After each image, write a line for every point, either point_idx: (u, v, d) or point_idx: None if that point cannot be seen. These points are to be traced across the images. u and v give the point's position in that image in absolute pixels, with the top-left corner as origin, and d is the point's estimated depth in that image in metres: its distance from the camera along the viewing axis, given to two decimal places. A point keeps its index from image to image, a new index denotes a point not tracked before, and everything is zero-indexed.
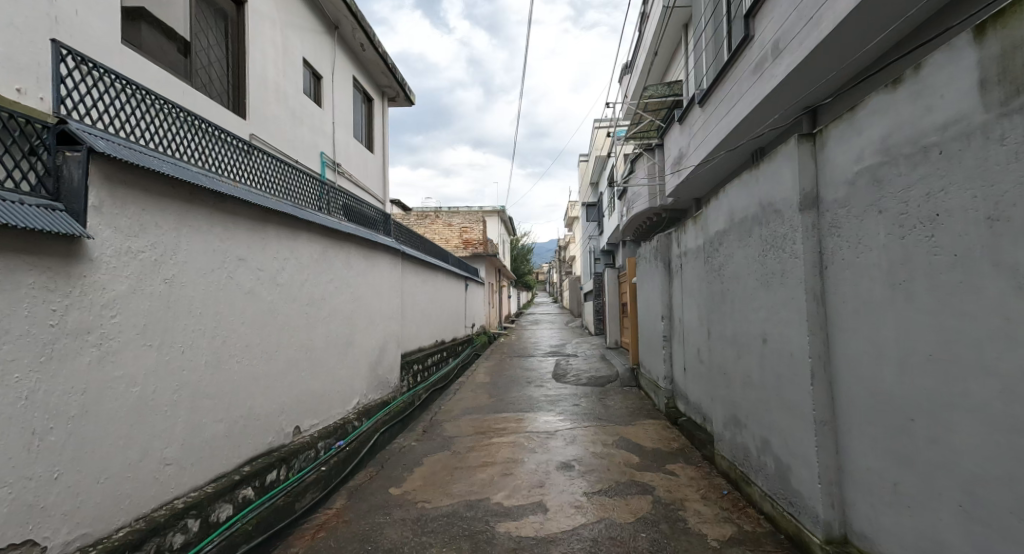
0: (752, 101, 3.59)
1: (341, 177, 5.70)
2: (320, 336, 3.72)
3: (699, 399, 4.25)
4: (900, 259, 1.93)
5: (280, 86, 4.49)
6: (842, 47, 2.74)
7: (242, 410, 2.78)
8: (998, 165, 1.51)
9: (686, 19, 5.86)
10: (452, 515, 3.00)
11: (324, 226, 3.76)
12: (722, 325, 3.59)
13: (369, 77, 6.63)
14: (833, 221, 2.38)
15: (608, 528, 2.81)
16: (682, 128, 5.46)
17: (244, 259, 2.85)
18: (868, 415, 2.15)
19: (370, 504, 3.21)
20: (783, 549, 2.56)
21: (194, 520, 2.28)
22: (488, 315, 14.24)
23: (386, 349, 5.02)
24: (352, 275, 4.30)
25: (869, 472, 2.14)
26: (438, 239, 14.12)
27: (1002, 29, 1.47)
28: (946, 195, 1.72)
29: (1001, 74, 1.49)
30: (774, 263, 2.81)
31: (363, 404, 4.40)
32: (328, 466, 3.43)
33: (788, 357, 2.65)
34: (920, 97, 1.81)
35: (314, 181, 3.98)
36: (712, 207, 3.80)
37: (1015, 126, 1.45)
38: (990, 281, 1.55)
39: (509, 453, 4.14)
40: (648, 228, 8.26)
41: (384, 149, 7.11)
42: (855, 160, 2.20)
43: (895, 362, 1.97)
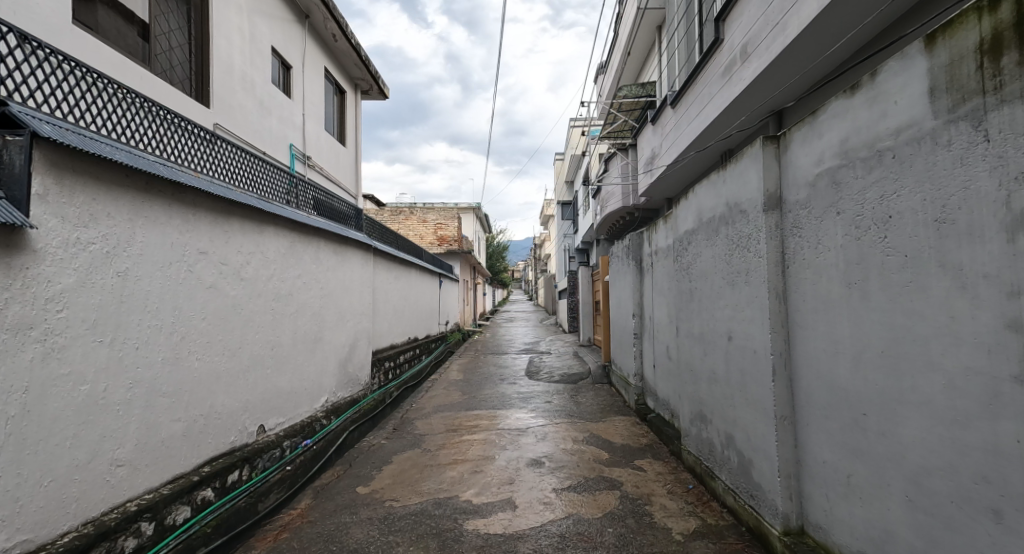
0: (721, 102, 3.65)
1: (311, 168, 5.57)
2: (287, 331, 3.63)
3: (667, 395, 4.31)
4: (856, 259, 2.00)
5: (246, 75, 4.35)
6: (806, 51, 2.81)
7: (201, 409, 2.68)
8: (944, 171, 1.59)
9: (658, 21, 5.92)
10: (420, 514, 2.97)
11: (292, 219, 3.67)
12: (690, 323, 3.65)
13: (341, 69, 6.47)
14: (795, 222, 2.44)
15: (576, 523, 2.83)
16: (653, 128, 5.55)
17: (205, 252, 2.75)
18: (825, 410, 2.22)
19: (336, 504, 3.15)
20: (744, 540, 2.63)
21: (149, 523, 2.20)
22: (461, 313, 14.21)
23: (356, 345, 4.93)
24: (321, 270, 4.20)
25: (825, 465, 2.21)
26: (411, 235, 13.99)
27: (951, 39, 1.54)
28: (898, 199, 1.78)
29: (948, 82, 1.56)
30: (739, 263, 2.87)
31: (332, 402, 4.31)
32: (293, 465, 3.34)
33: (752, 353, 2.71)
34: (875, 102, 1.87)
35: (282, 174, 3.87)
36: (681, 207, 3.85)
37: (961, 132, 1.53)
38: (935, 281, 1.62)
39: (480, 449, 4.14)
40: (619, 227, 8.53)
41: (356, 143, 6.97)
42: (815, 163, 2.27)
43: (850, 359, 2.04)
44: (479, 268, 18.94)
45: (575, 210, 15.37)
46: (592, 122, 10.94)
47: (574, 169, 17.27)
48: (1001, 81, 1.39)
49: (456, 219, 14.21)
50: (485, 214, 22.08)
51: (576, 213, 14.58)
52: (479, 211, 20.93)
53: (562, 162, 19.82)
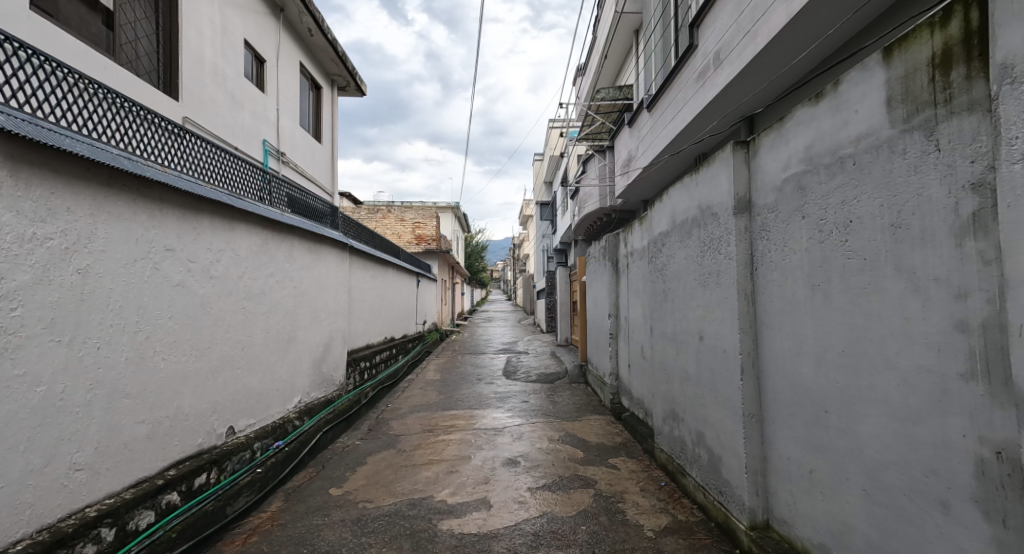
0: (695, 107, 3.72)
1: (285, 165, 5.44)
2: (259, 330, 3.55)
3: (642, 394, 4.38)
4: (820, 261, 2.07)
5: (218, 68, 4.24)
6: (775, 60, 2.90)
7: (167, 410, 2.60)
8: (899, 178, 1.66)
9: (635, 26, 6.01)
10: (394, 515, 2.95)
11: (265, 216, 3.59)
12: (664, 323, 3.71)
13: (317, 64, 6.36)
14: (763, 225, 2.52)
15: (550, 521, 2.86)
16: (630, 131, 5.62)
17: (173, 249, 2.67)
18: (789, 408, 2.29)
19: (308, 506, 3.11)
20: (713, 536, 2.70)
21: (110, 528, 2.13)
22: (439, 313, 14.13)
23: (331, 345, 4.85)
24: (296, 269, 4.12)
25: (789, 460, 2.29)
26: (388, 233, 13.84)
27: (905, 53, 1.62)
28: (858, 204, 1.85)
29: (904, 93, 1.64)
30: (711, 264, 2.94)
31: (305, 403, 4.23)
32: (264, 467, 3.28)
33: (721, 352, 2.78)
34: (838, 111, 1.94)
35: (255, 170, 3.79)
36: (656, 209, 3.92)
37: (915, 141, 1.60)
38: (891, 283, 1.69)
39: (456, 450, 4.12)
40: (595, 228, 8.56)
41: (332, 140, 6.87)
42: (782, 168, 2.34)
43: (814, 358, 2.11)
44: (457, 268, 18.85)
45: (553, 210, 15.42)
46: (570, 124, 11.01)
47: (552, 169, 17.38)
48: (951, 93, 1.47)
49: (434, 218, 14.14)
50: (462, 214, 21.99)
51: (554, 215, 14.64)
52: (457, 211, 20.87)
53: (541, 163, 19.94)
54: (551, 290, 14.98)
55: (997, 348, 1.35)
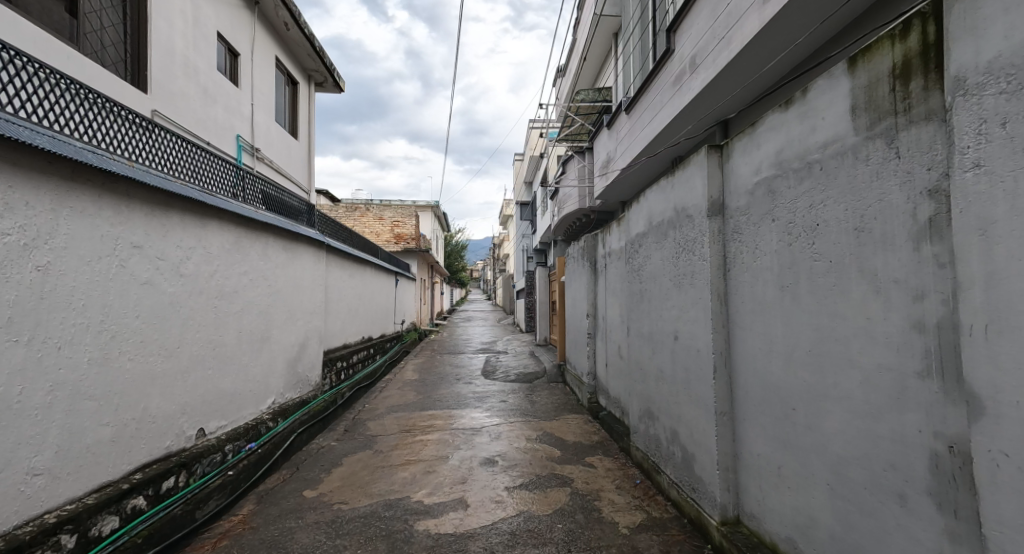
0: (672, 110, 3.78)
1: (259, 161, 5.32)
2: (231, 330, 3.47)
3: (618, 393, 4.44)
4: (789, 263, 2.13)
5: (189, 60, 4.12)
6: (748, 66, 2.97)
7: (134, 412, 2.52)
8: (863, 184, 1.72)
9: (614, 29, 6.07)
10: (370, 516, 2.92)
11: (239, 213, 3.51)
12: (640, 323, 3.77)
13: (293, 59, 6.23)
14: (735, 227, 2.58)
15: (527, 520, 2.87)
16: (608, 133, 5.68)
17: (140, 246, 2.59)
18: (759, 405, 2.36)
19: (281, 508, 3.05)
20: (685, 532, 2.76)
21: (71, 535, 2.06)
22: (417, 312, 14.03)
23: (307, 344, 4.77)
24: (270, 267, 4.04)
25: (759, 457, 2.35)
26: (366, 232, 13.64)
27: (868, 63, 1.68)
28: (824, 208, 1.92)
29: (867, 102, 1.70)
30: (686, 264, 2.99)
31: (280, 404, 4.14)
32: (236, 470, 3.20)
33: (695, 351, 2.84)
34: (806, 117, 2.01)
35: (228, 165, 3.69)
36: (633, 210, 3.97)
37: (877, 148, 1.66)
38: (855, 285, 1.76)
39: (433, 450, 4.11)
40: (574, 228, 8.60)
41: (308, 136, 6.75)
42: (754, 172, 2.40)
43: (783, 357, 2.17)
44: (436, 267, 18.78)
45: (533, 210, 15.47)
46: (550, 125, 11.12)
47: (532, 169, 17.47)
48: (910, 103, 1.53)
49: (412, 217, 14.04)
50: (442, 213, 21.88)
51: (533, 215, 14.71)
52: (437, 210, 20.75)
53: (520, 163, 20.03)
54: (530, 289, 15.06)
55: (950, 347, 1.41)
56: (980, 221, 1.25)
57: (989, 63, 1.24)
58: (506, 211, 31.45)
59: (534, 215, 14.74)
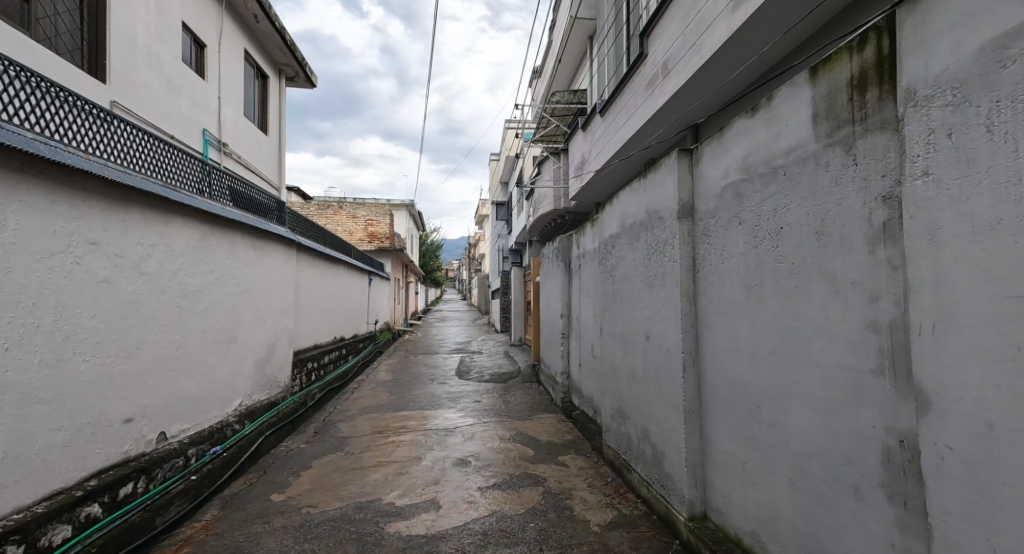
0: (645, 114, 3.85)
1: (227, 156, 5.16)
2: (196, 330, 3.36)
3: (591, 393, 4.49)
4: (754, 265, 2.19)
5: (152, 50, 3.97)
6: (716, 72, 3.05)
7: (90, 416, 2.42)
8: (823, 189, 1.79)
9: (589, 32, 6.14)
10: (340, 519, 2.87)
11: (205, 210, 3.40)
12: (613, 323, 3.82)
13: (263, 52, 6.08)
14: (704, 229, 2.64)
15: (499, 520, 2.87)
16: (583, 135, 5.73)
17: (98, 242, 2.48)
18: (726, 403, 2.42)
19: (247, 513, 2.97)
20: (655, 528, 2.82)
21: (17, 546, 1.96)
22: (391, 312, 13.86)
23: (276, 345, 4.66)
24: (238, 265, 3.93)
25: (726, 453, 2.41)
26: (339, 230, 13.39)
27: (829, 73, 1.74)
28: (788, 211, 1.98)
29: (828, 110, 1.76)
30: (657, 266, 3.05)
31: (247, 406, 4.03)
32: (199, 475, 3.10)
33: (666, 351, 2.89)
34: (771, 124, 2.07)
35: (193, 160, 3.57)
36: (607, 212, 4.02)
37: (837, 155, 1.72)
38: (815, 286, 1.82)
39: (406, 451, 4.07)
40: (548, 228, 8.59)
41: (279, 132, 6.59)
42: (722, 176, 2.47)
43: (748, 356, 2.23)
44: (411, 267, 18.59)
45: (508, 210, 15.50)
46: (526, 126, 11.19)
47: (507, 170, 17.52)
48: (866, 113, 1.60)
49: (388, 216, 13.86)
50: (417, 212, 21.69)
51: (509, 215, 14.75)
52: (412, 209, 20.55)
53: (496, 163, 20.06)
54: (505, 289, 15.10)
55: (901, 346, 1.48)
56: (928, 226, 1.30)
57: (936, 76, 1.29)
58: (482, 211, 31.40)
59: (510, 215, 14.79)
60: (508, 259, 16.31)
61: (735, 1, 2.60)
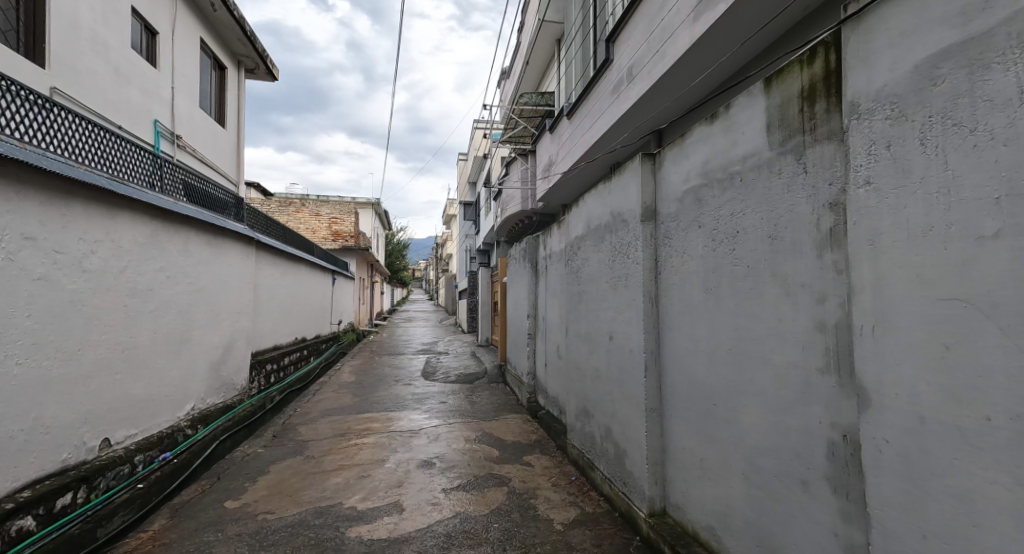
0: (611, 118, 3.92)
1: (181, 149, 4.93)
2: (145, 331, 3.20)
3: (556, 392, 4.53)
4: (712, 268, 2.27)
5: (98, 35, 3.75)
6: (678, 80, 3.14)
7: (23, 423, 2.26)
8: (776, 195, 1.87)
9: (557, 35, 6.20)
10: (298, 525, 2.79)
11: (157, 204, 3.24)
12: (578, 323, 3.87)
13: (221, 42, 5.84)
14: (666, 232, 2.71)
15: (463, 521, 2.86)
16: (551, 137, 5.78)
17: (34, 237, 2.33)
18: (685, 401, 2.49)
19: (199, 521, 2.85)
20: (616, 525, 2.87)
21: None
22: (356, 312, 13.58)
23: (233, 346, 4.48)
24: (192, 263, 3.76)
25: (684, 450, 2.49)
26: (301, 228, 12.99)
27: (781, 84, 1.82)
28: (743, 217, 2.06)
29: (780, 120, 1.84)
30: (621, 267, 3.11)
31: (201, 410, 3.86)
32: (147, 483, 2.95)
33: (629, 351, 2.96)
34: (729, 131, 2.14)
35: (143, 152, 3.39)
36: (573, 214, 4.07)
37: (789, 163, 1.80)
38: (769, 288, 1.90)
39: (369, 453, 4.00)
40: (513, 228, 8.58)
41: (237, 125, 6.34)
42: (683, 181, 2.54)
43: (707, 356, 2.31)
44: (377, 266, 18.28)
45: (476, 211, 15.49)
46: (493, 127, 11.22)
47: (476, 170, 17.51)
48: (815, 123, 1.68)
49: (353, 214, 13.58)
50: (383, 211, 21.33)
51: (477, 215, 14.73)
52: (378, 208, 20.19)
53: (464, 163, 20.00)
54: (472, 289, 15.07)
55: (846, 346, 1.56)
56: (869, 232, 1.37)
57: (876, 90, 1.37)
58: (451, 211, 31.21)
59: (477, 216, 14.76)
60: (475, 259, 16.30)
61: (695, 12, 2.68)
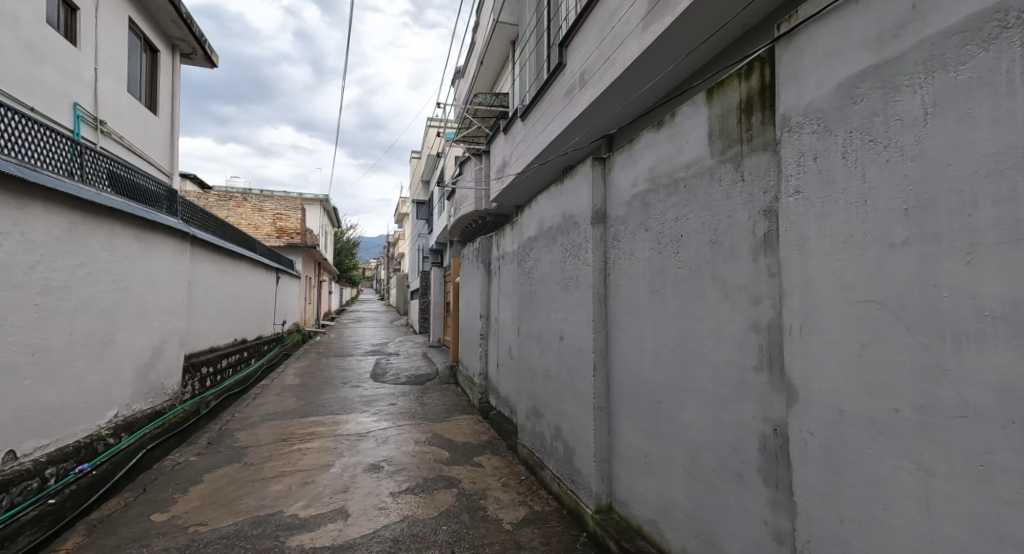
0: (563, 121, 3.98)
1: (104, 135, 4.56)
2: (61, 332, 2.93)
3: (508, 392, 4.55)
4: (658, 270, 2.35)
5: (6, 6, 3.41)
6: (627, 87, 3.24)
7: None
8: (716, 201, 1.96)
9: (511, 37, 6.24)
10: (233, 536, 2.65)
11: (77, 194, 2.99)
12: (530, 323, 3.90)
13: (152, 23, 5.45)
14: (615, 235, 2.78)
15: (411, 525, 2.81)
16: (505, 138, 5.80)
17: None
18: (631, 399, 2.57)
19: (121, 537, 2.64)
20: (565, 522, 2.92)
21: None
22: (302, 313, 13.05)
23: (163, 348, 4.19)
24: (117, 259, 3.49)
25: (630, 447, 2.56)
26: (241, 224, 12.31)
27: (722, 96, 1.92)
28: (687, 221, 2.15)
29: (721, 130, 1.94)
30: (572, 269, 3.16)
31: (126, 417, 3.58)
32: (60, 497, 2.70)
33: (578, 350, 3.01)
34: (674, 139, 2.23)
35: (60, 138, 3.11)
36: (526, 215, 4.10)
37: (728, 171, 1.90)
38: (709, 290, 1.99)
39: (313, 459, 3.85)
40: (465, 228, 8.54)
41: (169, 112, 5.93)
42: (631, 186, 2.62)
43: (652, 355, 2.38)
44: (326, 265, 17.66)
45: (429, 210, 15.33)
46: (445, 126, 11.11)
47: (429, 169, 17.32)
48: (752, 134, 1.78)
49: (299, 210, 13.06)
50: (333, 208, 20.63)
51: (430, 214, 14.57)
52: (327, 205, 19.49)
53: (418, 162, 19.72)
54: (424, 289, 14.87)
55: (777, 345, 1.66)
56: (798, 238, 1.46)
57: (806, 105, 1.47)
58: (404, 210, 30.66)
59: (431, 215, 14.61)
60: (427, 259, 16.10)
61: (644, 22, 2.78)
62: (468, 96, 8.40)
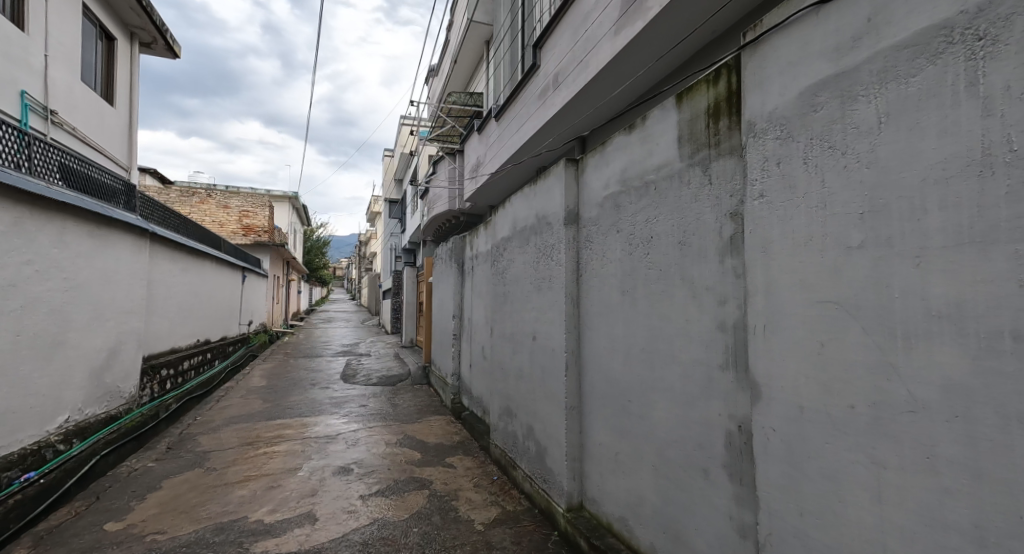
0: (537, 122, 4.00)
1: (54, 125, 4.33)
2: (5, 333, 2.76)
3: (480, 393, 4.54)
4: (629, 271, 2.39)
5: None
6: (600, 90, 3.28)
7: None
8: (685, 204, 2.00)
9: (486, 37, 6.23)
10: (194, 544, 2.55)
11: (26, 187, 2.82)
12: (503, 323, 3.90)
13: (109, 9, 5.21)
14: (587, 235, 2.81)
15: (380, 528, 2.77)
16: (479, 137, 5.79)
17: None
18: (603, 399, 2.59)
19: (72, 548, 2.51)
20: (536, 521, 2.93)
21: None
22: (270, 314, 12.68)
23: (119, 350, 4.00)
24: (69, 257, 3.32)
25: (601, 445, 2.59)
26: (205, 222, 11.87)
27: (691, 101, 1.96)
28: (657, 223, 2.19)
29: (690, 134, 1.98)
30: (545, 269, 3.18)
31: (77, 422, 3.40)
32: (3, 508, 2.54)
33: (551, 350, 3.03)
34: (645, 142, 2.27)
35: (4, 127, 2.93)
36: (500, 215, 4.10)
37: (696, 175, 1.94)
38: (678, 291, 2.03)
39: (280, 462, 3.75)
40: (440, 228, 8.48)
41: (127, 103, 5.67)
42: (603, 187, 2.65)
43: (623, 354, 2.42)
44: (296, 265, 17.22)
45: (403, 209, 15.16)
46: (419, 124, 11.01)
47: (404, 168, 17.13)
48: (719, 139, 1.83)
49: (267, 208, 12.69)
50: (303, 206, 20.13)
51: (404, 213, 14.42)
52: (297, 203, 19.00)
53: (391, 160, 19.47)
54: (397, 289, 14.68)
55: (743, 344, 1.71)
56: (762, 240, 1.51)
57: (769, 112, 1.51)
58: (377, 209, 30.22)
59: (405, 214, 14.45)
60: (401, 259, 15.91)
61: (616, 26, 2.82)
62: (442, 95, 8.34)
